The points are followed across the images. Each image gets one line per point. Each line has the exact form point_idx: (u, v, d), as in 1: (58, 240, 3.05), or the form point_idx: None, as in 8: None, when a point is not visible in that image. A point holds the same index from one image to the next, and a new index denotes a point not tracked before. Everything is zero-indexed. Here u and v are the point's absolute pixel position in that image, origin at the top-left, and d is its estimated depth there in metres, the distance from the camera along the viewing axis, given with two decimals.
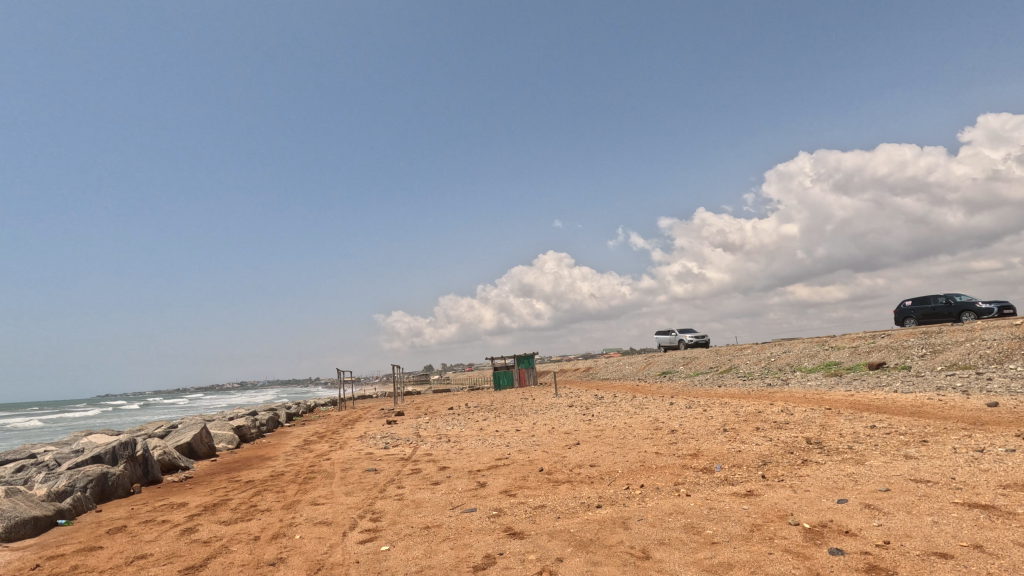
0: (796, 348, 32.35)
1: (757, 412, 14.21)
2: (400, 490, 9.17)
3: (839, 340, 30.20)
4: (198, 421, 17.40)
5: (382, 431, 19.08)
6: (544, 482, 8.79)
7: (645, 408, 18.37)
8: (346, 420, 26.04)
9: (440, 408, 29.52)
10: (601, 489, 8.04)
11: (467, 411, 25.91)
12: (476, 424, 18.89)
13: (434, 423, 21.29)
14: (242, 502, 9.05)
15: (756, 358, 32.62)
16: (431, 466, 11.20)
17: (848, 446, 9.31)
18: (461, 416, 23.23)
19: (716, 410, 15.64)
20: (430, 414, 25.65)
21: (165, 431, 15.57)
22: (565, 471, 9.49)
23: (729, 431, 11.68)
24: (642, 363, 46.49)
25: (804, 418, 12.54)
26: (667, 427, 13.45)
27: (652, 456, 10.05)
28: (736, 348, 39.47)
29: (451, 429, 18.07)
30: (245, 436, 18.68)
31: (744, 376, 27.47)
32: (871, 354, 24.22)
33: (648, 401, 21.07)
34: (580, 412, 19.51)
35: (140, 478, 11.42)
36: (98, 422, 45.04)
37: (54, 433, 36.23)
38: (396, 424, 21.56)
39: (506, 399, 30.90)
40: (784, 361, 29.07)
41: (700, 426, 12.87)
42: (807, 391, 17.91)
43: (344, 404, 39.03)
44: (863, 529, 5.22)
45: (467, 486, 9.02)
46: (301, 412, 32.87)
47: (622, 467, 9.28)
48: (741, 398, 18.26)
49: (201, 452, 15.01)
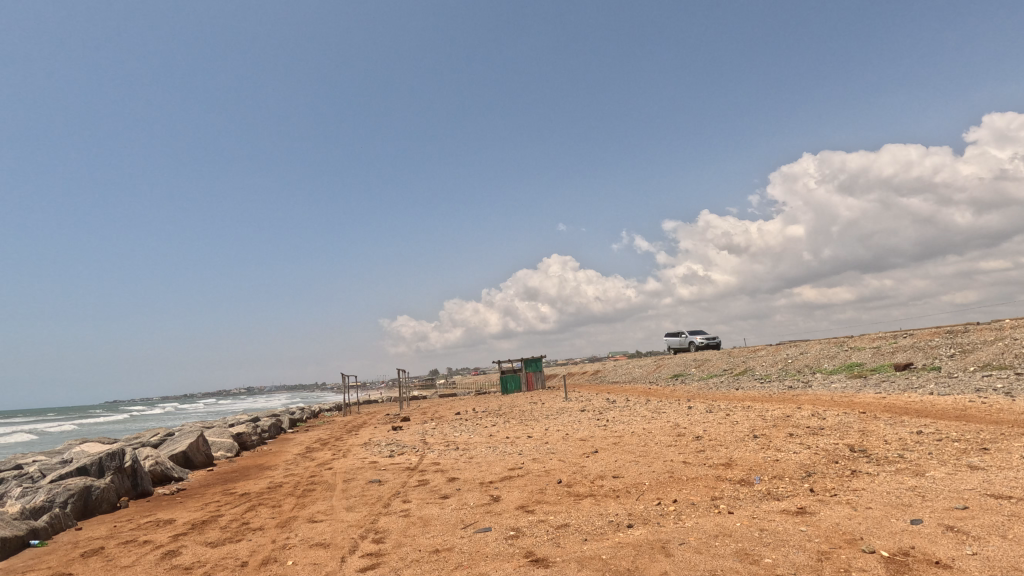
0: (813, 349, 31.36)
1: (786, 416, 13.33)
2: (405, 505, 8.37)
3: (859, 341, 29.17)
4: (195, 429, 16.70)
5: (387, 438, 18.33)
6: (565, 496, 7.97)
7: (663, 412, 17.51)
8: (350, 426, 25.27)
9: (447, 412, 28.73)
10: (629, 505, 7.22)
11: (475, 416, 25.06)
12: (485, 430, 18.08)
13: (441, 429, 20.49)
14: (233, 520, 8.27)
15: (772, 360, 31.67)
16: (439, 477, 10.40)
17: (899, 455, 8.44)
18: (470, 421, 22.50)
19: (741, 414, 14.75)
20: (437, 419, 24.84)
21: (160, 440, 14.87)
22: (586, 483, 8.67)
23: (760, 438, 10.81)
24: (652, 366, 45.52)
25: (841, 422, 11.65)
26: (690, 432, 12.59)
27: (680, 465, 9.21)
28: (749, 350, 38.50)
29: (459, 435, 17.29)
30: (246, 444, 17.96)
31: (761, 378, 26.54)
32: (895, 354, 23.26)
33: (664, 405, 20.21)
34: (594, 417, 18.69)
35: (128, 491, 10.70)
36: (101, 429, 44.52)
37: (56, 442, 35.65)
38: (402, 431, 20.78)
39: (514, 404, 30.05)
40: (802, 362, 28.10)
41: (727, 432, 12.01)
42: (834, 394, 17.01)
43: (350, 408, 38.39)
44: (957, 560, 4.38)
45: (480, 500, 8.20)
46: (305, 417, 32.19)
47: (649, 479, 8.45)
48: (763, 401, 17.38)
49: (197, 462, 14.31)
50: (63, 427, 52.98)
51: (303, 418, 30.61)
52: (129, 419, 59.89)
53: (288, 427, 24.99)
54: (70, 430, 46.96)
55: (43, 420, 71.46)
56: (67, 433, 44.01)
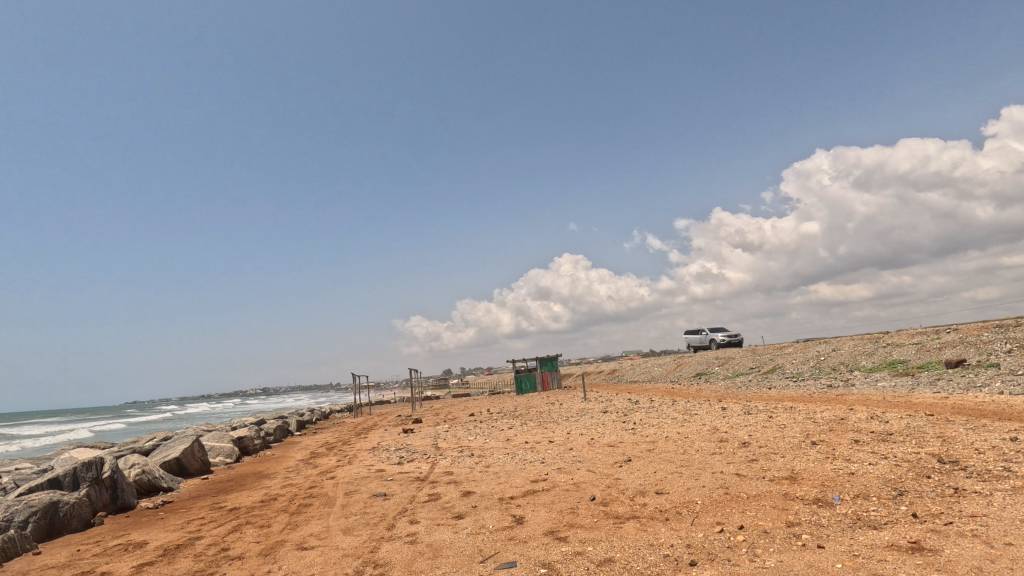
0: (847, 345, 29.64)
1: (841, 419, 11.87)
2: (411, 528, 7.10)
3: (897, 337, 27.42)
4: (193, 433, 15.62)
5: (397, 442, 17.13)
6: (602, 519, 6.63)
7: (695, 414, 16.13)
8: (360, 429, 24.13)
9: (461, 413, 27.58)
10: (684, 532, 5.88)
11: (490, 417, 23.73)
12: (502, 434, 16.81)
13: (455, 431, 19.21)
14: (211, 545, 7.08)
15: (802, 357, 29.99)
16: (452, 491, 9.12)
17: (1006, 468, 6.98)
18: (485, 423, 21.23)
19: (786, 417, 13.25)
20: (449, 421, 23.59)
21: (153, 446, 13.80)
22: (625, 501, 7.34)
23: (821, 445, 9.39)
24: (672, 365, 43.97)
25: (911, 427, 10.14)
26: (734, 438, 11.17)
27: (735, 480, 7.83)
28: (776, 348, 36.82)
29: (474, 439, 16.04)
30: (247, 449, 16.88)
31: (794, 376, 24.94)
32: (941, 351, 21.58)
33: (694, 405, 18.77)
34: (619, 419, 17.34)
35: (107, 505, 9.61)
36: (111, 431, 44.07)
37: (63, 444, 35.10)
38: (413, 433, 19.59)
39: (531, 404, 28.69)
40: (837, 359, 26.44)
41: (778, 438, 10.59)
42: (886, 393, 15.45)
43: (360, 409, 37.32)
44: None
45: (499, 524, 6.90)
46: (315, 419, 31.11)
47: (701, 498, 7.10)
48: (806, 402, 15.86)
49: (191, 469, 13.23)
50: (80, 428, 52.97)
51: (312, 420, 29.54)
52: (145, 420, 59.82)
53: (296, 431, 23.91)
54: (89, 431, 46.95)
55: (59, 421, 71.76)
56: (84, 434, 43.91)
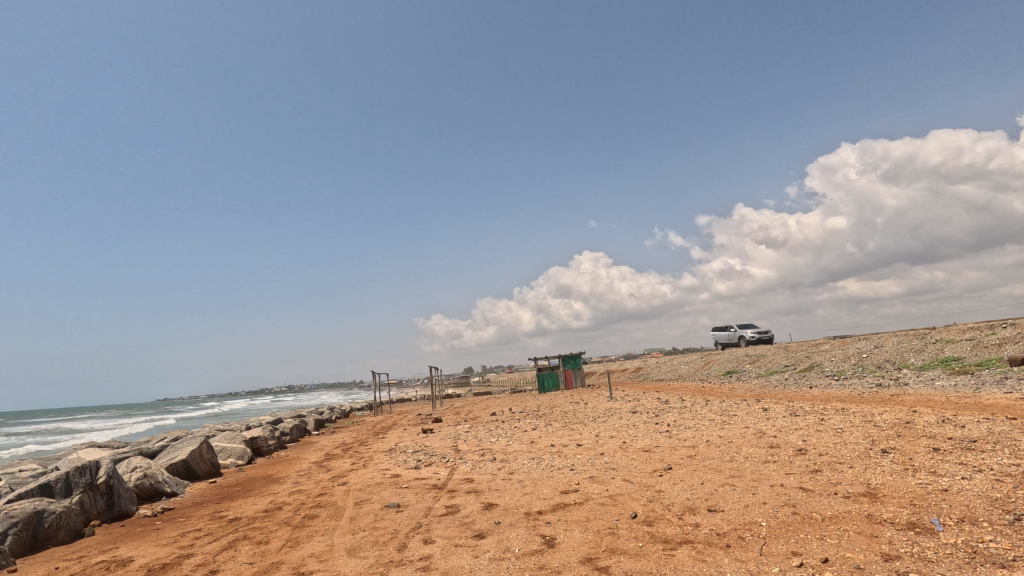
0: (890, 341, 27.95)
1: (908, 422, 10.58)
2: (425, 550, 6.16)
3: (946, 333, 25.67)
4: (203, 434, 15.02)
5: (415, 444, 16.29)
6: (649, 544, 5.61)
7: (735, 415, 14.92)
8: (378, 428, 23.35)
9: (482, 412, 26.70)
10: (754, 566, 4.81)
11: (511, 417, 22.72)
12: (525, 435, 15.82)
13: (475, 432, 18.30)
14: (199, 566, 6.26)
15: (842, 354, 28.38)
16: (473, 502, 8.20)
17: None
18: (508, 423, 20.29)
19: (841, 420, 11.96)
20: (471, 420, 22.72)
21: (160, 447, 13.21)
22: (673, 521, 6.30)
23: (895, 454, 8.16)
24: (700, 362, 42.44)
25: (997, 433, 8.82)
26: (786, 444, 9.99)
27: (801, 496, 6.70)
28: (811, 345, 35.16)
29: (496, 441, 15.11)
30: (260, 450, 16.25)
31: (834, 375, 23.46)
32: (1000, 347, 19.92)
33: (731, 406, 17.53)
34: (651, 421, 16.24)
35: (102, 512, 8.93)
36: (134, 429, 44.39)
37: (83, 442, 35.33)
38: (432, 434, 18.77)
39: (555, 404, 27.62)
40: (882, 356, 24.86)
41: (840, 444, 9.37)
42: (949, 394, 14.05)
43: (380, 408, 36.77)
44: None
45: (527, 547, 5.95)
46: (335, 418, 30.51)
47: (765, 519, 6.01)
48: (858, 403, 14.51)
49: (199, 472, 12.60)
50: (108, 425, 53.69)
51: (331, 418, 29.00)
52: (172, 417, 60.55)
53: (313, 430, 23.26)
54: (117, 428, 47.45)
55: (90, 417, 73.37)
56: (112, 431, 44.34)
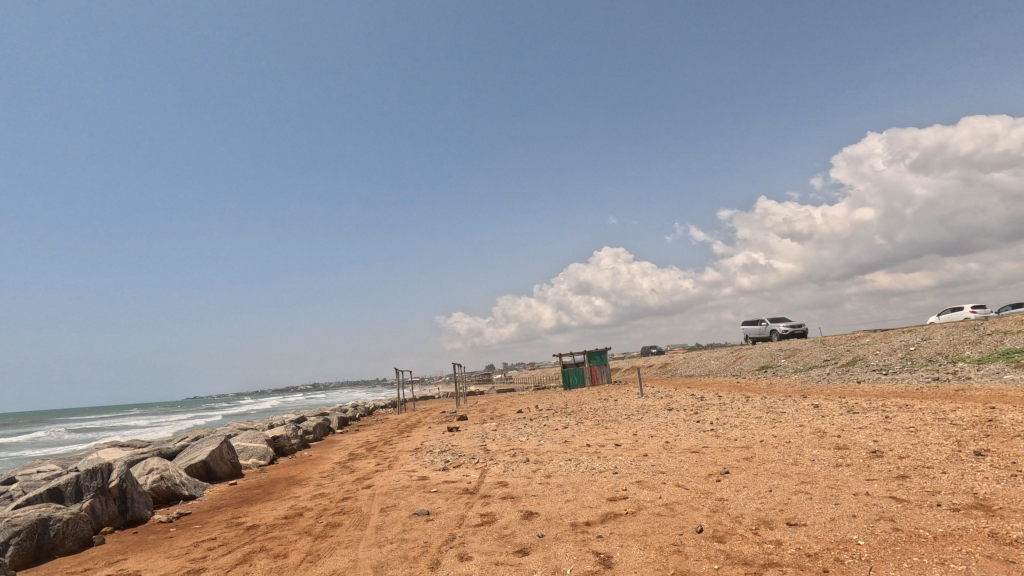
0: (938, 333, 26.40)
1: (992, 420, 9.45)
2: (461, 568, 5.40)
3: (1000, 324, 24.07)
4: (225, 434, 14.56)
5: (441, 444, 15.61)
6: (726, 567, 4.75)
7: (783, 413, 13.87)
8: (402, 426, 22.75)
9: (508, 410, 26.00)
10: None
11: (539, 415, 21.90)
12: (557, 435, 15.00)
13: (504, 431, 17.54)
14: None
15: (886, 347, 26.88)
16: (510, 510, 7.43)
17: None
18: (537, 421, 19.50)
19: (910, 417, 10.84)
20: (497, 419, 21.97)
21: (179, 447, 12.76)
22: (748, 537, 5.42)
23: (995, 458, 7.09)
24: (731, 357, 41.03)
25: None
26: (854, 445, 8.94)
27: (897, 508, 5.73)
28: (849, 339, 33.64)
29: (526, 440, 14.32)
30: (283, 450, 15.74)
31: (881, 370, 22.11)
32: None
33: (775, 403, 16.43)
34: (691, 419, 15.25)
35: (114, 518, 8.38)
36: (160, 428, 44.86)
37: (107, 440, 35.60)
38: (459, 433, 18.07)
39: (582, 401, 26.69)
40: (932, 349, 23.38)
41: (920, 446, 8.31)
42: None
43: (404, 406, 36.34)
44: None
45: (579, 567, 5.14)
46: (359, 417, 30.14)
47: (861, 537, 5.06)
48: (921, 399, 13.31)
49: (219, 473, 12.09)
50: (137, 424, 54.52)
51: (354, 417, 28.61)
52: (199, 416, 61.42)
53: (337, 429, 22.77)
54: (147, 427, 48.06)
55: (122, 416, 74.89)
56: (140, 430, 44.79)
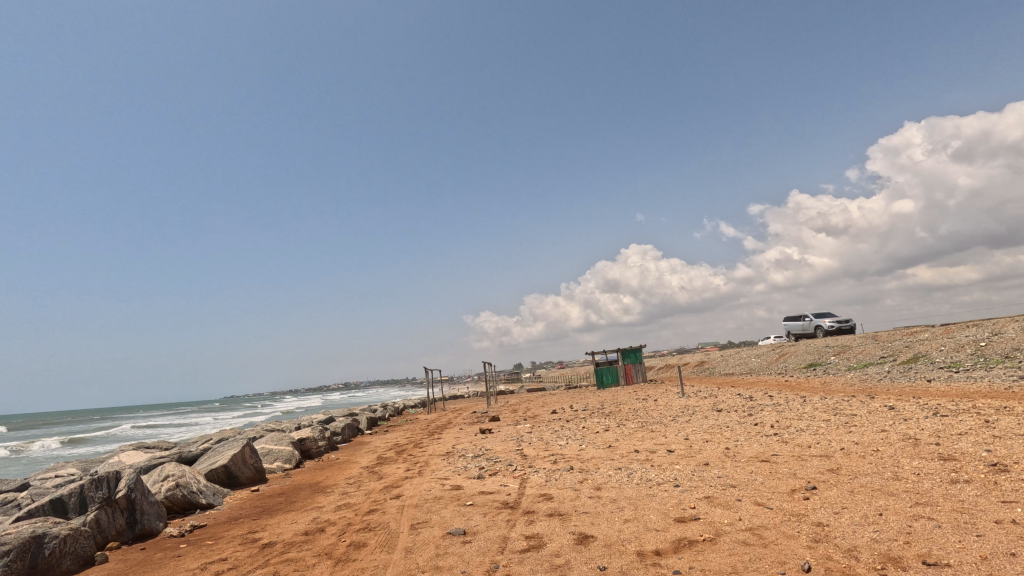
0: (1011, 327, 24.15)
1: None
2: None
3: None
4: (249, 436, 13.91)
5: (474, 447, 14.63)
6: None
7: (854, 416, 12.43)
8: (433, 428, 21.82)
9: (542, 411, 24.86)
10: None
11: (576, 416, 20.76)
12: (600, 438, 13.84)
13: (540, 434, 16.46)
14: None
15: (951, 343, 24.80)
16: (560, 531, 6.36)
17: None
18: (575, 423, 18.38)
19: (1017, 422, 9.33)
20: (532, 420, 20.91)
21: (201, 451, 12.14)
22: None
23: None
24: (773, 355, 39.03)
25: None
26: (964, 457, 7.54)
27: None
28: (904, 335, 31.43)
29: (566, 445, 13.22)
30: (309, 453, 15.02)
31: (951, 367, 20.18)
32: None
33: (839, 404, 14.91)
34: (748, 421, 13.90)
35: (122, 532, 7.64)
36: (192, 429, 45.33)
37: (135, 442, 35.85)
38: (493, 435, 17.08)
39: (619, 401, 25.41)
40: (1009, 344, 21.31)
41: None
42: None
43: (434, 406, 35.69)
44: None
45: None
46: (388, 417, 29.56)
47: None
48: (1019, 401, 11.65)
49: (242, 479, 11.38)
50: (169, 424, 55.42)
51: (383, 416, 28.03)
52: (231, 416, 62.24)
53: (365, 430, 22.02)
54: (181, 427, 48.79)
55: (159, 415, 76.82)
56: (172, 430, 45.33)
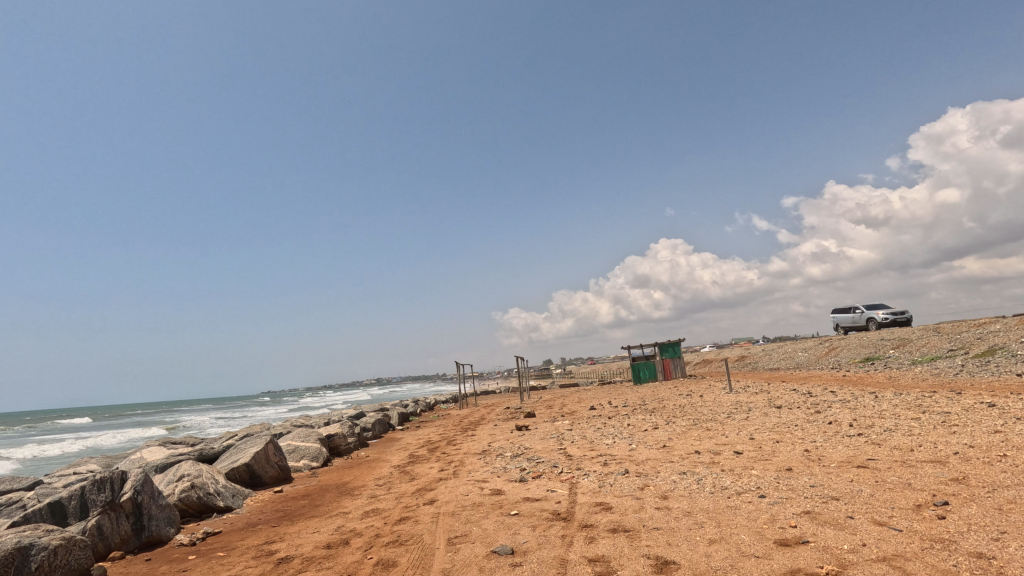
0: None
1: None
2: None
3: None
4: (274, 432, 13.11)
5: (512, 446, 13.51)
6: None
7: (947, 414, 10.83)
8: (466, 424, 20.81)
9: (580, 407, 23.60)
10: None
11: (617, 413, 19.47)
12: (650, 437, 12.56)
13: (582, 431, 15.25)
14: None
15: None
16: (630, 554, 5.17)
17: None
18: (618, 420, 17.08)
19: None
20: (571, 417, 19.69)
21: (222, 449, 11.36)
22: None
23: None
24: (822, 348, 36.76)
25: None
26: None
27: None
28: (972, 326, 28.95)
29: (615, 444, 11.99)
30: (338, 451, 14.18)
31: None
32: None
33: (921, 400, 13.24)
34: (817, 420, 12.40)
35: (127, 540, 6.81)
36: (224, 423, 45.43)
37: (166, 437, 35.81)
38: (530, 432, 15.96)
39: (661, 397, 23.95)
40: None
41: None
42: None
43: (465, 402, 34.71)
44: None
45: None
46: (419, 412, 28.69)
47: None
48: None
49: (265, 478, 10.56)
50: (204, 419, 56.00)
51: (414, 412, 27.21)
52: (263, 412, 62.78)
53: (395, 426, 21.15)
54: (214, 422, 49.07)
55: (195, 410, 78.35)
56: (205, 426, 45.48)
